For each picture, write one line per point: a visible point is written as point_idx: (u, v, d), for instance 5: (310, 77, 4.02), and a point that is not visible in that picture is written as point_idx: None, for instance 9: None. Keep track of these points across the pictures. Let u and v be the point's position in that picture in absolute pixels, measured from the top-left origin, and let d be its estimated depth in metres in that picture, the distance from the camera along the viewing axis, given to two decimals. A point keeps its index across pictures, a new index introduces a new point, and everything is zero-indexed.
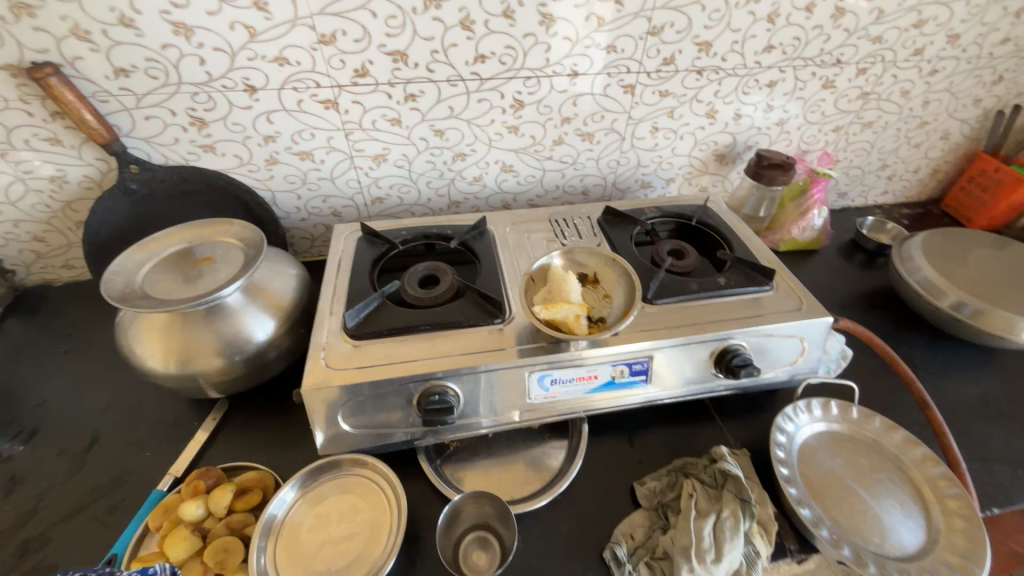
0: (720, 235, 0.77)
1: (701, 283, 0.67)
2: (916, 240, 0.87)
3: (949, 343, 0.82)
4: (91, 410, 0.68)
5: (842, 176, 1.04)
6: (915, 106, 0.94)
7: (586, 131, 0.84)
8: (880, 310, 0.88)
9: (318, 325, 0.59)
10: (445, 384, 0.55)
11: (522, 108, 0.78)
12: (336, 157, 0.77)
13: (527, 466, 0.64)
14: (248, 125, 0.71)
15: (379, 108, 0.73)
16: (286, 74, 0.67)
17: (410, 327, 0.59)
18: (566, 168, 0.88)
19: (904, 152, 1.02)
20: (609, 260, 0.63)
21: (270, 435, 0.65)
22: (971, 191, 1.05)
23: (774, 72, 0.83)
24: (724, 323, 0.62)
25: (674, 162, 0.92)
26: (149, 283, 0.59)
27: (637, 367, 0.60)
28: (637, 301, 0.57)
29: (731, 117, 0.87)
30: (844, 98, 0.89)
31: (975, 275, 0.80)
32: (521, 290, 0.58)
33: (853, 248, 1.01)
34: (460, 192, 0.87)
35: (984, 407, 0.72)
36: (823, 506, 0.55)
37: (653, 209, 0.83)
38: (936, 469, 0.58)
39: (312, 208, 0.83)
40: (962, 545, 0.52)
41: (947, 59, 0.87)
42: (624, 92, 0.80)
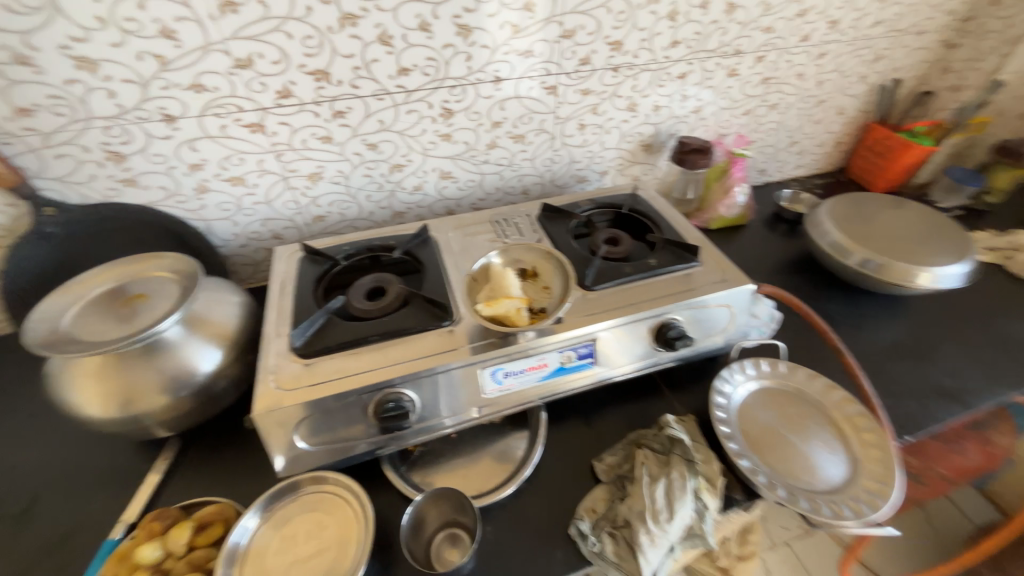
0: (650, 220, 0.82)
1: (635, 266, 0.71)
2: (824, 206, 0.96)
3: (861, 296, 0.91)
4: (26, 471, 0.64)
5: (758, 155, 1.13)
6: (811, 87, 1.04)
7: (516, 133, 0.87)
8: (801, 273, 0.96)
9: (265, 348, 0.59)
10: (399, 391, 0.56)
11: (452, 116, 0.80)
12: (269, 179, 0.77)
13: (493, 459, 0.66)
14: (171, 155, 0.69)
15: (308, 127, 0.73)
16: (204, 101, 0.66)
17: (359, 340, 0.59)
18: (503, 170, 0.91)
19: (809, 129, 1.12)
20: (545, 253, 0.67)
21: (229, 466, 0.64)
22: (870, 158, 1.17)
23: (683, 65, 0.89)
24: (659, 301, 0.66)
25: (605, 155, 0.98)
26: (78, 327, 0.57)
27: (583, 350, 0.64)
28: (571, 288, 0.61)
29: (651, 109, 0.93)
30: (748, 84, 0.97)
31: (878, 232, 0.89)
32: (463, 291, 0.62)
33: (775, 220, 1.11)
34: (402, 202, 0.88)
35: (894, 349, 0.81)
36: (761, 456, 0.60)
37: (588, 202, 0.87)
38: (853, 408, 0.65)
39: (251, 233, 0.82)
40: (879, 471, 0.58)
41: (831, 43, 0.97)
42: (548, 94, 0.84)
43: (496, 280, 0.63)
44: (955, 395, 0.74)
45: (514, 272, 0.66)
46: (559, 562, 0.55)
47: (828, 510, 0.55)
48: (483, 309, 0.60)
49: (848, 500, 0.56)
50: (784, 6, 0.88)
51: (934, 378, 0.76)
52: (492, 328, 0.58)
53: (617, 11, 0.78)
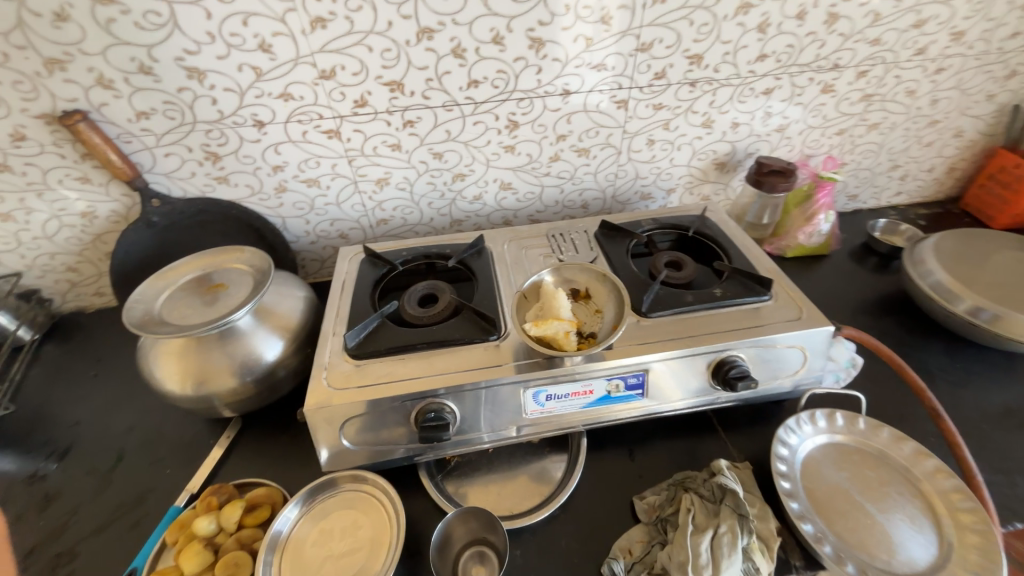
0: (718, 245, 0.77)
1: (697, 295, 0.67)
2: (928, 242, 0.84)
3: (968, 348, 0.79)
4: (118, 430, 0.72)
5: (850, 179, 1.02)
6: (922, 105, 0.92)
7: (581, 146, 0.85)
8: (893, 316, 0.85)
9: (322, 345, 0.62)
10: (441, 402, 0.57)
11: (517, 128, 0.80)
12: (341, 182, 0.81)
13: (528, 480, 0.64)
14: (258, 157, 0.75)
15: (380, 135, 0.77)
16: (291, 109, 0.71)
17: (407, 346, 0.61)
18: (564, 183, 0.90)
19: (916, 152, 0.99)
20: (599, 275, 0.65)
21: (281, 451, 0.68)
22: (992, 188, 1.01)
23: (769, 80, 0.82)
24: (721, 336, 0.61)
25: (673, 172, 0.93)
26: (169, 310, 0.63)
27: (632, 380, 0.60)
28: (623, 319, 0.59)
29: (729, 126, 0.87)
30: (845, 101, 0.88)
31: (995, 277, 0.77)
32: (511, 308, 0.60)
33: (865, 252, 0.99)
34: (461, 210, 0.90)
35: (1007, 416, 0.69)
36: (827, 521, 0.54)
37: (650, 221, 0.83)
38: (949, 482, 0.56)
39: (321, 231, 0.87)
40: (976, 562, 0.50)
41: (952, 57, 0.86)
42: (618, 108, 0.81)
43: (548, 300, 0.61)
44: None
45: (568, 293, 0.64)
46: None
47: None
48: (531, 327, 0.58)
49: None
50: (896, 16, 0.78)
51: None
52: (538, 349, 0.57)
53: (701, 23, 0.74)
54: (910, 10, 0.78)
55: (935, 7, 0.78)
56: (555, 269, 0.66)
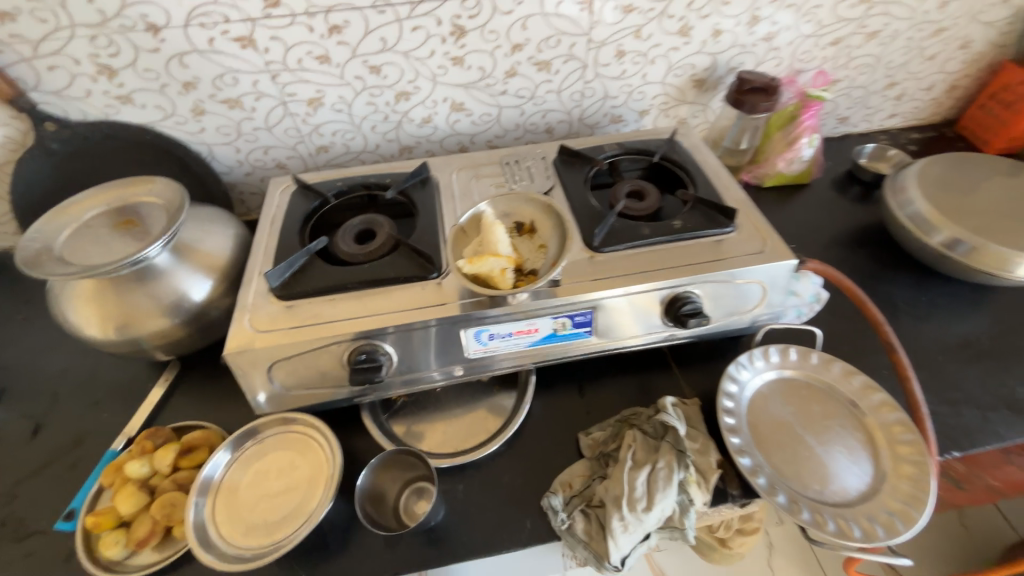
0: (685, 173, 0.70)
1: (655, 227, 0.62)
2: (913, 168, 0.78)
3: (938, 281, 0.76)
4: (51, 376, 0.69)
5: (841, 98, 0.93)
6: (929, 9, 0.81)
7: (541, 59, 0.75)
8: (867, 248, 0.81)
9: (246, 285, 0.57)
10: (374, 343, 0.54)
11: (464, 36, 0.69)
12: (267, 103, 0.72)
13: (475, 418, 0.64)
14: (161, 71, 0.65)
15: (302, 44, 0.66)
16: (187, 9, 0.60)
17: (339, 286, 0.56)
18: (524, 104, 0.80)
19: (916, 66, 0.90)
20: (544, 207, 0.59)
21: (222, 394, 0.66)
22: (992, 108, 0.93)
23: None
24: (677, 270, 0.57)
25: (646, 91, 0.83)
26: (71, 249, 0.57)
27: (580, 319, 0.57)
28: (568, 248, 0.54)
29: (709, 34, 0.77)
30: (842, 2, 0.77)
31: (977, 205, 0.72)
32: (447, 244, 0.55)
33: (848, 181, 0.93)
34: (410, 136, 0.81)
35: (965, 349, 0.68)
36: (766, 454, 0.54)
37: (614, 146, 0.75)
38: (892, 415, 0.56)
39: (254, 161, 0.79)
40: (907, 491, 0.50)
41: None
42: (581, 10, 0.70)
43: (485, 235, 0.56)
44: None
45: (510, 228, 0.59)
46: (526, 532, 0.54)
47: (832, 525, 0.48)
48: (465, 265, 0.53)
49: (860, 519, 0.49)
50: None
51: (1008, 389, 0.64)
52: (472, 288, 0.52)
53: None
54: None
55: None
56: (497, 201, 0.60)
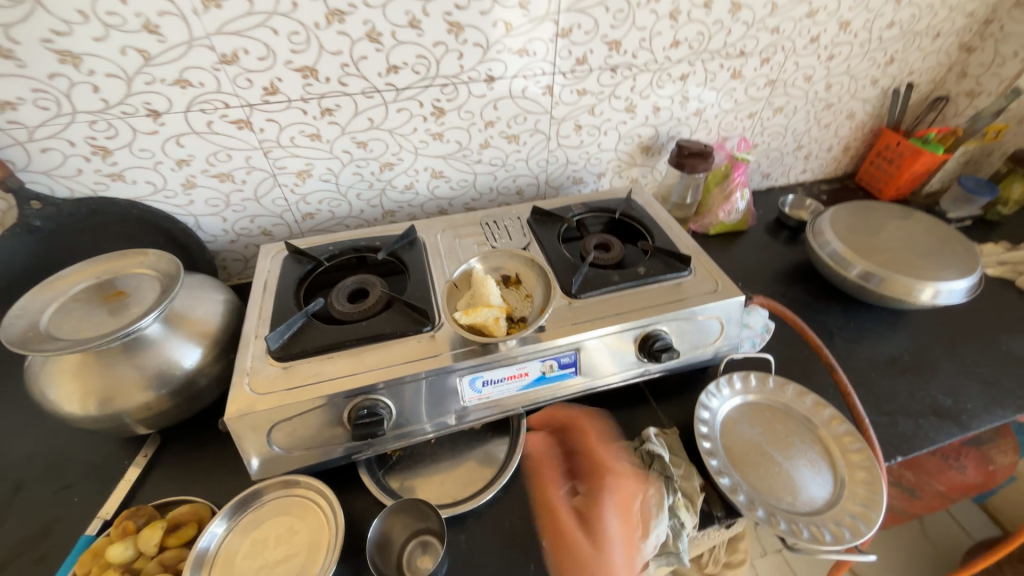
0: (643, 226, 0.80)
1: (623, 274, 0.70)
2: (827, 214, 0.93)
3: (862, 308, 0.89)
4: (11, 461, 0.64)
5: (762, 159, 1.10)
6: (819, 90, 1.00)
7: (510, 133, 0.85)
8: (800, 283, 0.94)
9: (243, 350, 0.59)
10: (375, 397, 0.56)
11: (443, 115, 0.79)
12: (258, 176, 0.76)
13: (471, 466, 0.66)
14: (157, 150, 0.69)
15: (296, 124, 0.72)
16: (190, 97, 0.65)
17: (337, 344, 0.59)
18: (497, 170, 0.90)
19: (816, 133, 1.09)
20: (528, 261, 0.67)
21: (209, 464, 0.64)
22: (879, 164, 1.13)
23: (685, 66, 0.86)
24: (646, 311, 0.65)
25: (602, 157, 0.96)
26: (58, 324, 0.57)
27: (565, 360, 0.62)
28: (552, 294, 0.62)
29: (650, 110, 0.91)
30: (753, 86, 0.94)
31: (881, 244, 0.86)
32: (442, 298, 0.61)
33: (777, 226, 1.08)
34: (392, 201, 0.88)
35: (891, 365, 0.79)
36: (742, 473, 0.59)
37: (580, 205, 0.85)
38: (842, 427, 0.63)
39: (240, 229, 0.82)
40: (864, 495, 0.57)
41: (842, 45, 0.93)
42: (544, 94, 0.81)
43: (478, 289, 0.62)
44: (951, 416, 0.72)
45: (498, 281, 0.65)
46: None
47: (807, 533, 0.53)
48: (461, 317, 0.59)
49: (830, 524, 0.54)
50: (792, 6, 0.83)
51: (931, 398, 0.74)
52: (467, 337, 0.57)
53: (616, 10, 0.74)
54: (803, 1, 0.83)
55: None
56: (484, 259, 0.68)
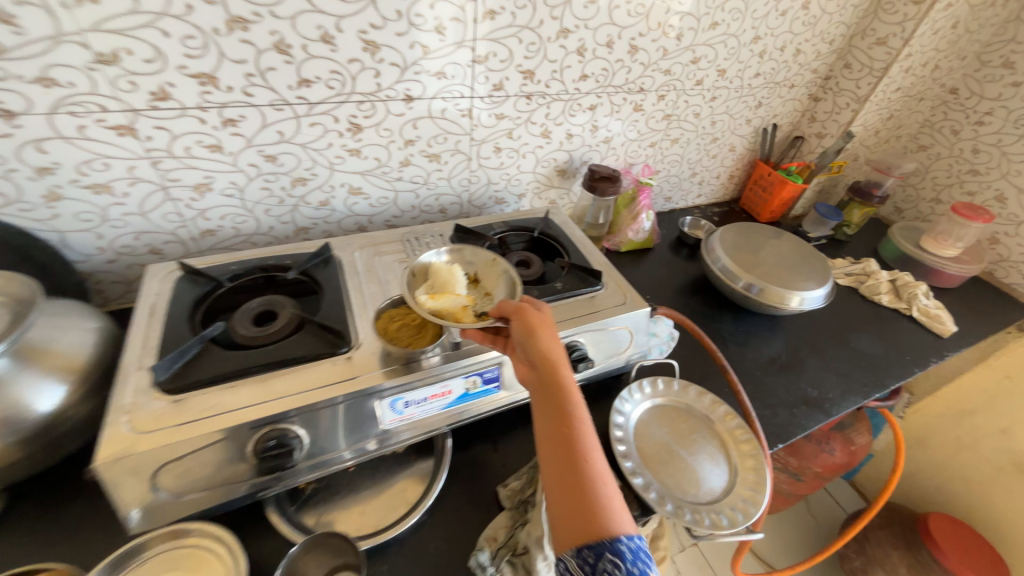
0: (560, 244, 0.84)
1: (542, 290, 0.73)
2: (717, 234, 1.05)
3: (747, 314, 1.02)
4: None
5: (664, 184, 1.23)
6: (706, 125, 1.14)
7: (431, 152, 0.86)
8: (697, 295, 1.06)
9: (121, 383, 0.52)
10: (285, 427, 0.52)
11: (360, 132, 0.77)
12: (144, 188, 0.69)
13: (396, 490, 0.63)
14: (9, 155, 0.59)
15: (192, 134, 0.66)
16: (55, 97, 0.57)
17: (239, 372, 0.54)
18: (419, 188, 0.90)
19: (706, 162, 1.24)
20: (490, 260, 0.66)
21: (72, 521, 0.55)
22: (756, 191, 1.32)
23: (592, 98, 0.93)
24: (563, 324, 0.68)
25: (521, 178, 1.00)
26: None
27: (488, 375, 0.64)
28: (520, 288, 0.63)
29: (564, 136, 0.97)
30: (652, 119, 1.05)
31: (759, 259, 0.99)
32: (404, 282, 0.59)
33: (678, 244, 1.21)
34: (306, 218, 0.84)
35: (771, 363, 0.91)
36: (653, 472, 0.64)
37: (501, 224, 0.86)
38: (734, 421, 0.71)
39: (121, 246, 0.73)
40: (752, 479, 0.64)
41: (720, 89, 1.08)
42: (463, 116, 0.84)
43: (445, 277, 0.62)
44: (818, 404, 0.84)
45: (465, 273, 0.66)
46: None
47: (708, 520, 0.59)
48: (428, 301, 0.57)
49: (726, 510, 0.61)
50: (679, 53, 0.95)
51: (802, 390, 0.86)
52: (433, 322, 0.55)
53: (528, 42, 0.79)
54: (688, 50, 0.95)
55: (705, 49, 0.97)
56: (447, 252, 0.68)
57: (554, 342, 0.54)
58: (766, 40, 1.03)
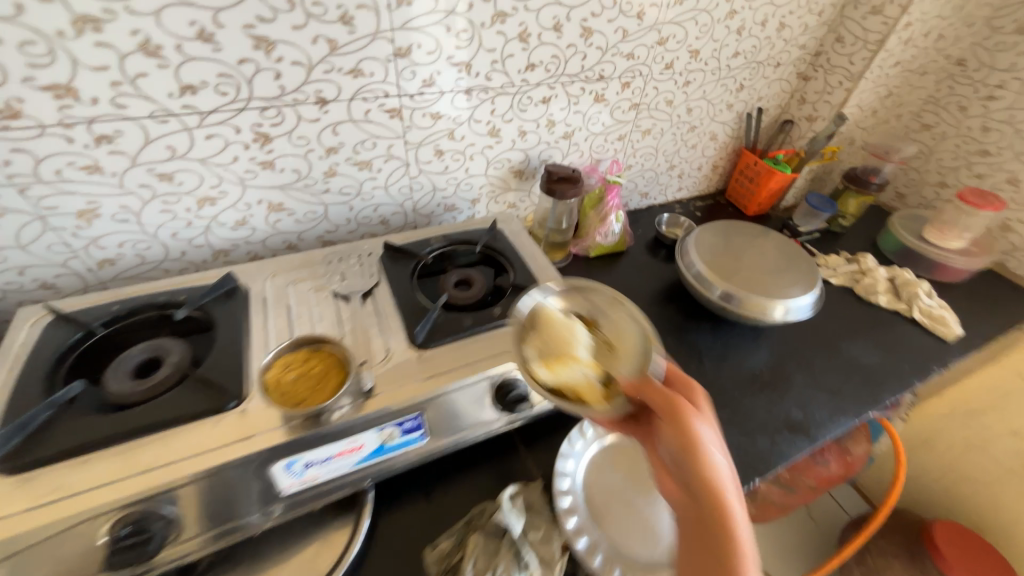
0: (506, 259, 0.74)
1: (476, 318, 0.64)
2: (692, 235, 0.95)
3: (727, 324, 0.92)
4: None
5: (638, 179, 1.12)
6: (681, 113, 1.03)
7: (359, 160, 0.76)
8: (673, 304, 0.96)
9: None
10: (143, 510, 0.44)
11: (269, 142, 0.68)
12: (16, 219, 0.60)
13: (305, 558, 0.54)
14: None
15: (60, 155, 0.57)
16: None
17: (95, 443, 0.46)
18: (351, 200, 0.81)
19: (685, 153, 1.13)
20: (612, 301, 0.63)
21: None
22: (742, 181, 1.21)
23: (544, 89, 0.83)
24: (498, 358, 0.60)
25: (472, 183, 0.90)
26: None
27: (409, 424, 0.54)
28: (651, 345, 0.56)
29: (516, 134, 0.87)
30: (617, 109, 0.94)
31: (738, 263, 0.89)
32: (516, 346, 0.56)
33: (655, 245, 1.11)
34: (223, 239, 0.75)
35: (752, 381, 0.82)
36: (602, 529, 0.57)
37: (439, 238, 0.76)
38: None
39: (4, 284, 0.65)
40: None
41: (695, 72, 0.96)
42: (391, 118, 0.74)
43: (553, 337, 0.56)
44: (802, 430, 0.75)
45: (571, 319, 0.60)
46: None
47: None
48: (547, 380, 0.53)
49: None
50: (642, 33, 0.84)
51: (786, 413, 0.77)
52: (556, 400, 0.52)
53: (458, 30, 0.68)
54: (653, 29, 0.84)
55: (672, 27, 0.86)
56: (546, 294, 0.63)
57: (719, 458, 0.46)
58: (744, 14, 0.91)
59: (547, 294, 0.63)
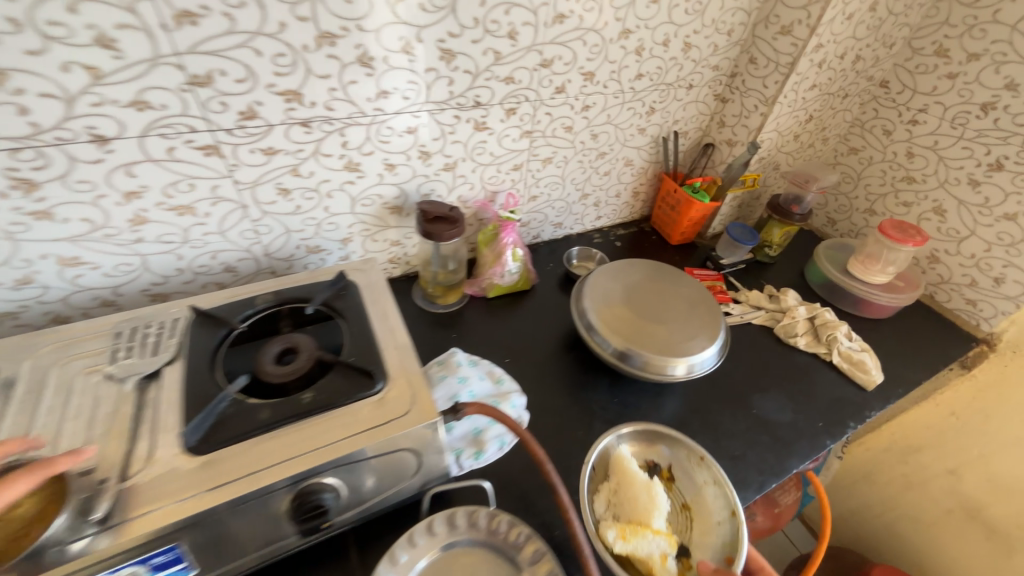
0: (346, 323, 0.63)
1: (276, 409, 0.51)
2: (591, 279, 0.86)
3: (629, 377, 0.83)
4: None
5: (546, 210, 1.03)
6: (585, 139, 0.94)
7: (175, 204, 0.64)
8: (573, 353, 0.86)
9: None
10: None
11: (36, 188, 0.55)
12: None
13: None
14: None
15: None
16: None
17: None
18: (177, 248, 0.69)
19: (597, 181, 1.04)
20: (697, 461, 0.69)
21: None
22: (665, 209, 1.13)
23: (407, 118, 0.72)
24: (289, 465, 0.47)
25: (338, 222, 0.79)
26: None
27: (160, 559, 0.44)
28: (731, 527, 0.62)
29: (382, 168, 0.76)
30: (506, 138, 0.84)
31: (636, 312, 0.80)
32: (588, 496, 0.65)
33: (565, 282, 1.01)
34: (4, 301, 0.62)
35: (647, 449, 0.72)
36: None
37: (267, 295, 0.65)
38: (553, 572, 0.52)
39: None
40: None
41: (593, 95, 0.87)
42: (207, 156, 0.62)
43: (631, 499, 0.64)
44: None
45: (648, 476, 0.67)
46: None
47: None
48: (618, 543, 0.59)
49: None
50: (518, 55, 0.74)
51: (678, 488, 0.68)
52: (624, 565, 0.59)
53: (273, 55, 0.58)
54: (531, 51, 0.75)
55: (555, 48, 0.77)
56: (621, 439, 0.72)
57: None
58: (641, 34, 0.83)
59: (622, 441, 0.72)
